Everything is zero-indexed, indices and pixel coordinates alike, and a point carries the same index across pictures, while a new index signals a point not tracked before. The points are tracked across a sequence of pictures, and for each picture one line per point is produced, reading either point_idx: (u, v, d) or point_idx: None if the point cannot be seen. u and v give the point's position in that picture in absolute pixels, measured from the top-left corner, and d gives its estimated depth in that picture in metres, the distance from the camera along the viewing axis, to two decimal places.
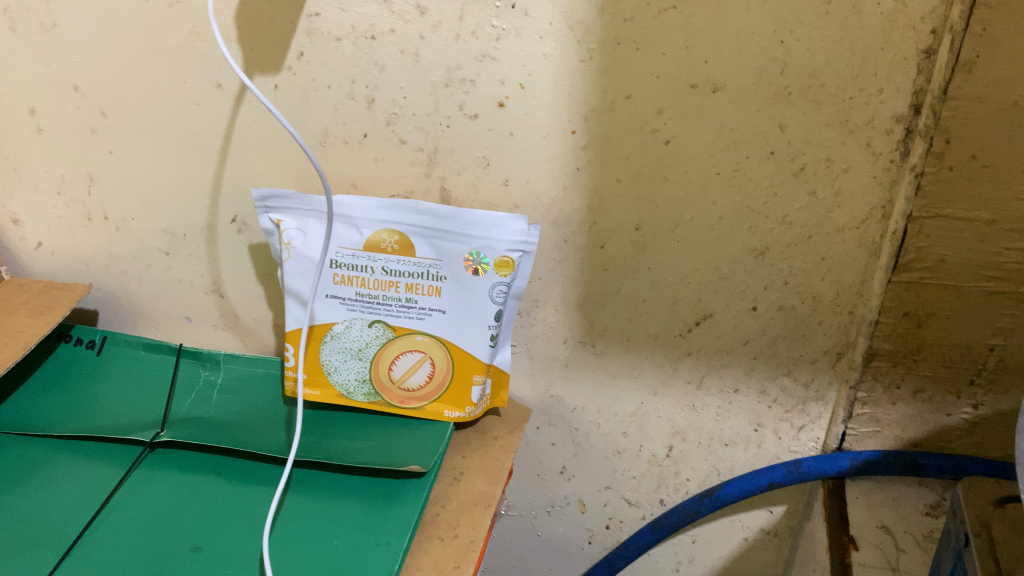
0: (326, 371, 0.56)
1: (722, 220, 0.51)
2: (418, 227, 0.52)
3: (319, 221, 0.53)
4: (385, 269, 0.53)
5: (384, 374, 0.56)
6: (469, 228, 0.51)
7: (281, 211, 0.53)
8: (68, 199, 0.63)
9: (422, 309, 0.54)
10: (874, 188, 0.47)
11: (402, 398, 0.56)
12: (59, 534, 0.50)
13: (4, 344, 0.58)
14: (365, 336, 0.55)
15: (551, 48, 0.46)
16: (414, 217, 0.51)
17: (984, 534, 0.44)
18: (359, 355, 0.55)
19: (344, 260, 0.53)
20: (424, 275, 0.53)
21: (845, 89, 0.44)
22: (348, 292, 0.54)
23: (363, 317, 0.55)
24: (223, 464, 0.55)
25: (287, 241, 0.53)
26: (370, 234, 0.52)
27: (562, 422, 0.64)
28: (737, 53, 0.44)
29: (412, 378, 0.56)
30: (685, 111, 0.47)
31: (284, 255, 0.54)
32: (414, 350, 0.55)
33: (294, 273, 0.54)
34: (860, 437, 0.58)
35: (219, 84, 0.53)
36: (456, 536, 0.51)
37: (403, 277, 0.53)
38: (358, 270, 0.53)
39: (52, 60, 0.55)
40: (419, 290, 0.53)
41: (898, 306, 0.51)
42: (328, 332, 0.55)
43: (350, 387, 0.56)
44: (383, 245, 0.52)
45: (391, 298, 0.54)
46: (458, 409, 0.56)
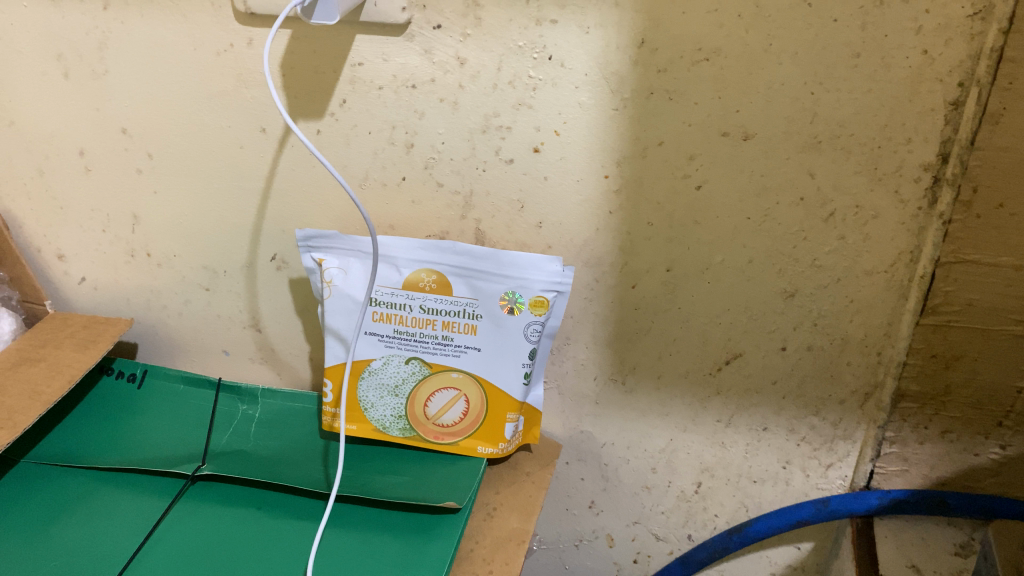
0: (363, 406, 0.58)
1: (753, 262, 0.52)
2: (456, 267, 0.53)
3: (361, 260, 0.54)
4: (423, 307, 0.55)
5: (419, 411, 0.57)
6: (505, 269, 0.52)
7: (323, 250, 0.55)
8: (112, 236, 0.65)
9: (458, 347, 0.55)
10: (902, 233, 0.48)
11: (437, 434, 0.57)
12: (105, 565, 0.51)
13: (50, 380, 0.60)
14: (402, 373, 0.57)
15: (586, 97, 0.48)
16: (453, 257, 0.53)
17: None
18: (395, 391, 0.57)
19: (383, 298, 0.55)
20: (460, 314, 0.54)
21: (873, 139, 0.45)
22: (386, 329, 0.56)
23: (400, 354, 0.56)
24: (263, 497, 0.57)
25: (329, 280, 0.55)
26: (410, 273, 0.54)
27: (592, 457, 0.65)
28: (768, 104, 0.46)
29: (447, 414, 0.57)
30: (717, 158, 0.48)
31: (325, 293, 0.55)
32: (449, 387, 0.56)
33: (334, 311, 0.56)
34: (887, 475, 0.59)
35: (263, 129, 0.55)
36: (491, 572, 0.52)
37: (440, 315, 0.55)
38: (396, 308, 0.55)
39: (102, 104, 0.57)
40: (455, 328, 0.55)
41: (926, 347, 0.52)
42: (366, 368, 0.57)
43: (385, 423, 0.58)
44: (421, 284, 0.54)
45: (428, 335, 0.55)
46: (492, 445, 0.57)
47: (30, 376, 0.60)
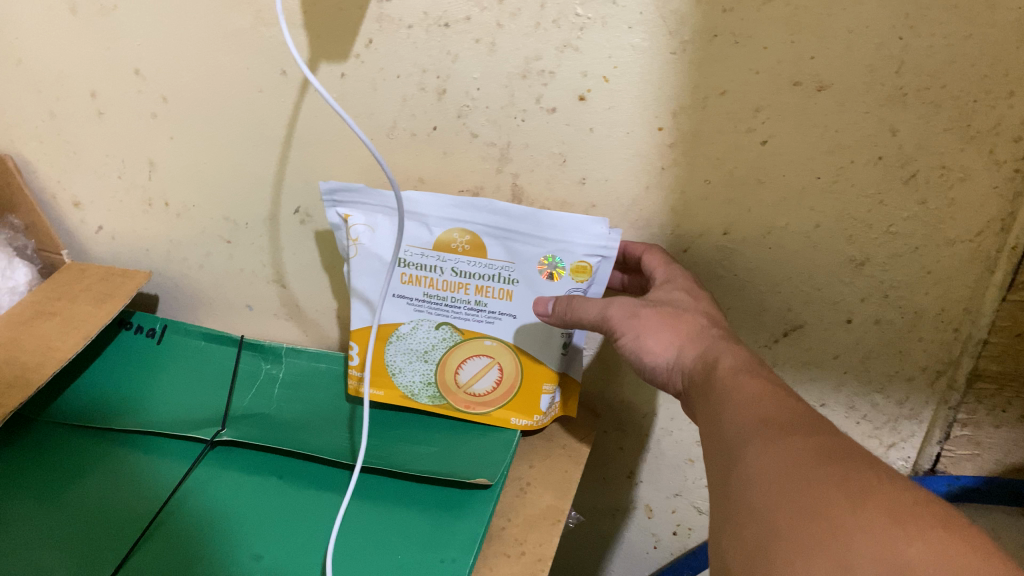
0: (390, 372, 0.55)
1: (820, 227, 0.47)
2: (491, 227, 0.48)
3: (389, 218, 0.50)
4: (454, 270, 0.50)
5: (450, 379, 0.54)
6: (543, 231, 0.48)
7: (349, 206, 0.51)
8: (129, 184, 0.61)
9: (492, 313, 0.51)
10: (993, 199, 0.43)
11: (469, 403, 0.54)
12: (120, 534, 0.49)
13: (66, 336, 0.57)
14: (432, 338, 0.53)
15: (640, 39, 0.42)
16: (486, 218, 0.48)
17: None
18: (425, 357, 0.54)
19: (413, 259, 0.51)
20: (495, 278, 0.50)
21: (968, 91, 0.40)
22: (416, 292, 0.52)
23: (430, 319, 0.53)
24: (286, 464, 0.54)
25: (355, 238, 0.51)
26: (440, 233, 0.49)
27: (633, 428, 0.61)
28: (848, 50, 0.40)
29: (479, 383, 0.54)
30: (786, 111, 0.43)
31: (351, 252, 0.52)
32: (482, 355, 0.53)
33: (360, 272, 0.52)
34: (956, 460, 0.54)
35: (283, 72, 0.50)
36: (524, 553, 0.49)
37: (473, 278, 0.51)
38: (426, 270, 0.51)
39: (112, 42, 0.53)
40: (489, 293, 0.51)
41: (1011, 325, 0.46)
42: (394, 332, 0.54)
43: (414, 389, 0.55)
44: (453, 245, 0.49)
45: (460, 299, 0.51)
46: (527, 417, 0.54)
47: (45, 331, 0.57)
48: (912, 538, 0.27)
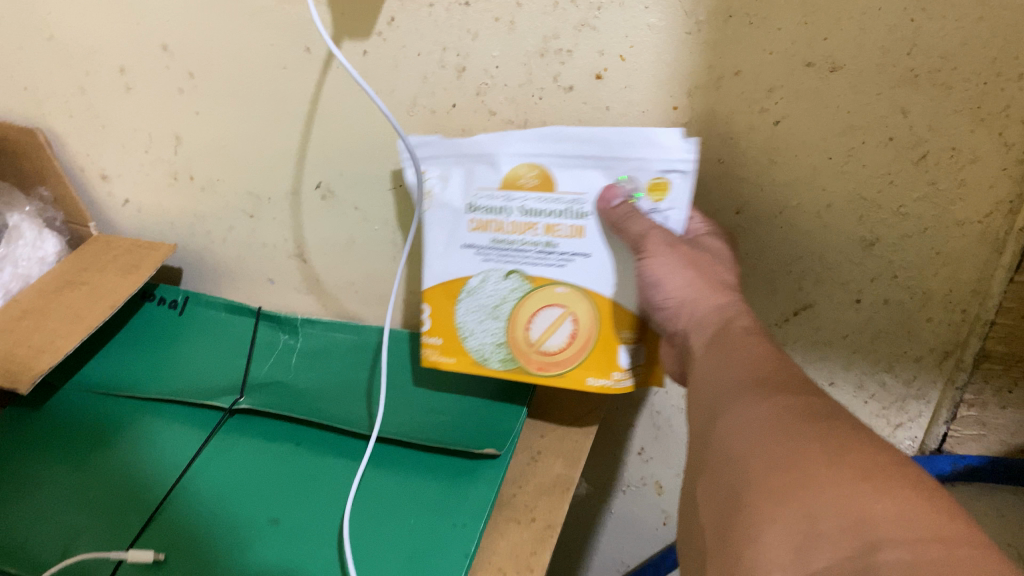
0: (461, 334, 0.54)
1: (832, 207, 0.48)
2: (558, 156, 0.47)
3: (456, 164, 0.50)
4: (522, 209, 0.49)
5: (520, 337, 0.52)
6: (610, 152, 0.45)
7: (424, 160, 0.51)
8: (155, 158, 0.63)
9: (563, 256, 0.49)
10: (1003, 180, 0.43)
11: (542, 363, 0.52)
12: (143, 500, 0.51)
13: (93, 305, 0.59)
14: (501, 290, 0.52)
15: (656, 19, 0.43)
16: (548, 147, 0.47)
17: None
18: (494, 313, 0.52)
19: (481, 203, 0.50)
20: (565, 214, 0.48)
21: (979, 74, 0.40)
22: (484, 239, 0.51)
23: (499, 269, 0.51)
24: (300, 433, 0.55)
25: (429, 189, 0.52)
26: (507, 170, 0.48)
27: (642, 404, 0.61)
28: (861, 31, 0.41)
29: (550, 340, 0.51)
30: (800, 91, 0.44)
31: (426, 205, 0.52)
32: (554, 307, 0.51)
33: (433, 227, 0.53)
34: (961, 440, 0.54)
35: (308, 49, 0.51)
36: (534, 520, 0.50)
37: (542, 217, 0.49)
38: (494, 213, 0.50)
39: (141, 19, 0.54)
40: (559, 232, 0.49)
41: (1018, 306, 0.47)
42: (465, 287, 0.53)
43: (484, 353, 0.53)
44: (521, 181, 0.48)
45: (529, 243, 0.50)
46: (610, 377, 0.51)
47: (72, 300, 0.59)
48: (881, 494, 0.26)
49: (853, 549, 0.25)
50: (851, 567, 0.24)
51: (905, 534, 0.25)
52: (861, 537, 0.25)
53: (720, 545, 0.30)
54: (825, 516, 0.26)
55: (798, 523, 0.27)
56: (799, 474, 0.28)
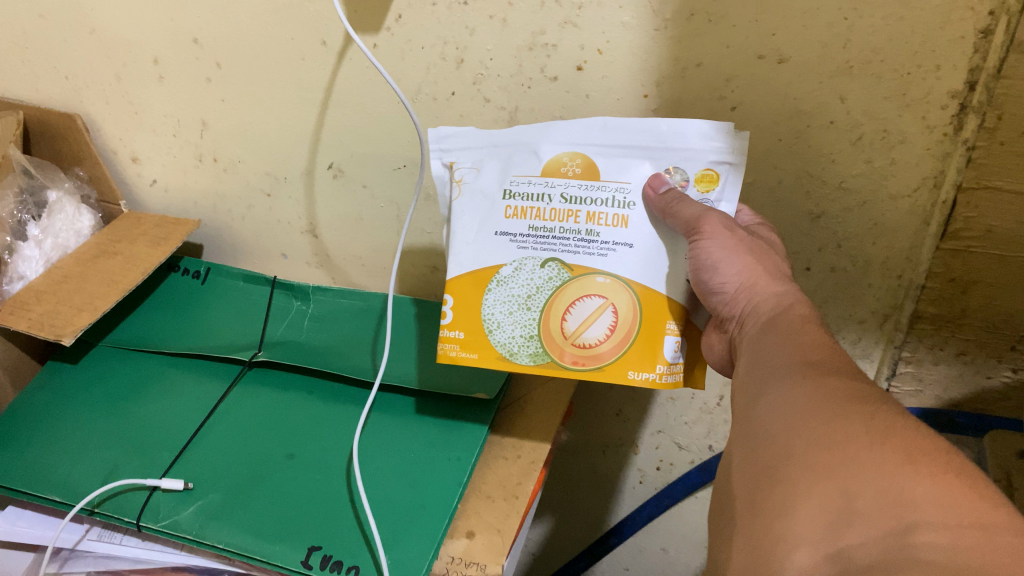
0: (486, 328, 0.51)
1: (782, 183, 0.54)
2: (606, 144, 0.48)
3: (491, 155, 0.50)
4: (564, 196, 0.49)
5: (556, 329, 0.50)
6: (663, 141, 0.47)
7: (455, 153, 0.52)
8: (182, 141, 0.69)
9: (605, 245, 0.49)
10: (927, 159, 0.50)
11: (577, 356, 0.50)
12: (174, 437, 0.58)
13: (127, 270, 0.65)
14: (537, 279, 0.50)
15: (629, 17, 0.50)
16: (597, 135, 0.48)
17: None
18: (528, 304, 0.50)
19: (519, 190, 0.49)
20: (609, 203, 0.48)
21: (903, 65, 0.47)
22: (520, 227, 0.50)
23: (535, 257, 0.50)
24: (313, 383, 0.63)
25: (461, 176, 0.51)
26: (550, 157, 0.49)
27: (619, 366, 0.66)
28: (804, 28, 0.47)
29: (589, 331, 0.50)
30: (753, 80, 0.51)
31: (453, 195, 0.51)
32: (595, 295, 0.49)
33: (458, 214, 0.51)
34: (902, 395, 0.62)
35: (324, 42, 0.58)
36: (519, 457, 0.57)
37: (584, 204, 0.49)
38: (533, 200, 0.49)
39: (176, 15, 0.61)
40: (601, 221, 0.49)
41: (945, 272, 0.54)
42: (494, 276, 0.51)
43: (513, 347, 0.51)
44: (565, 168, 0.48)
45: (569, 231, 0.49)
46: (649, 369, 0.50)
47: (109, 267, 0.66)
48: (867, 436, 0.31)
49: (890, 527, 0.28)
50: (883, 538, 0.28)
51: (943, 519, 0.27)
52: (899, 517, 0.28)
53: (755, 510, 0.34)
54: (862, 496, 0.30)
55: (835, 500, 0.30)
56: (839, 454, 0.32)
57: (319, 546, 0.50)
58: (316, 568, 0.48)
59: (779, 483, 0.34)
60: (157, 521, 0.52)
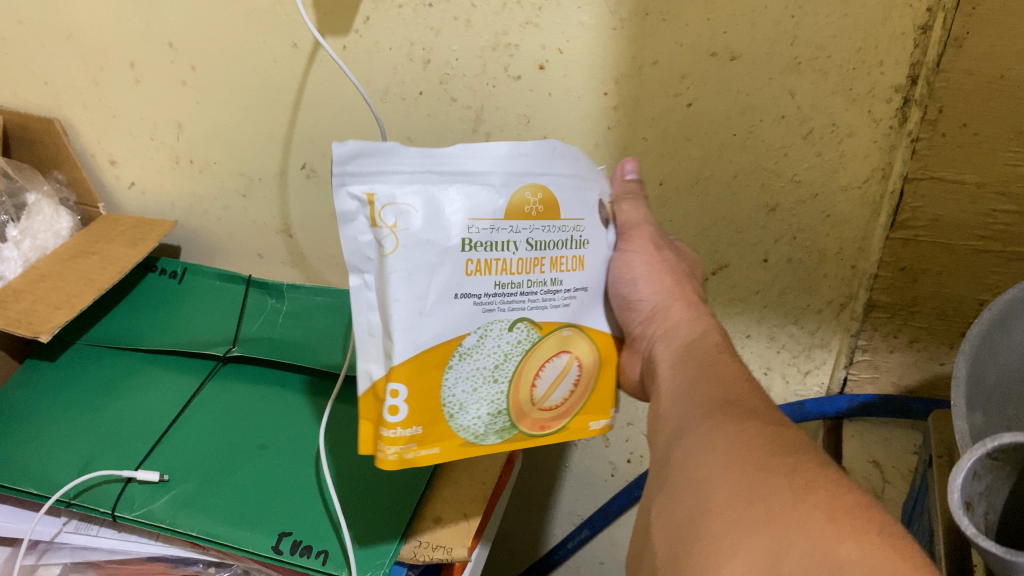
0: (448, 414, 0.42)
1: (738, 177, 0.56)
2: (560, 178, 0.43)
3: (434, 190, 0.40)
4: (529, 243, 0.42)
5: (523, 398, 0.44)
6: (593, 174, 0.46)
7: (368, 180, 0.39)
8: (159, 144, 0.71)
9: (568, 292, 0.45)
10: (875, 151, 0.52)
11: (542, 422, 0.45)
12: (147, 431, 0.59)
13: (103, 270, 0.66)
14: (504, 346, 0.43)
15: (587, 17, 0.52)
16: (550, 165, 0.43)
17: (945, 457, 0.52)
18: (495, 376, 0.43)
19: (479, 238, 0.40)
20: (567, 243, 0.44)
21: (849, 61, 0.48)
22: (484, 285, 0.41)
23: (503, 320, 0.42)
24: (286, 377, 0.64)
25: (397, 221, 0.38)
26: (514, 195, 0.41)
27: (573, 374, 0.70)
28: (753, 26, 0.49)
29: (555, 392, 0.45)
30: (706, 77, 0.52)
31: (388, 248, 0.38)
32: (562, 353, 0.45)
33: (401, 275, 0.39)
34: (860, 382, 0.65)
35: (295, 45, 0.59)
36: None
37: (549, 250, 0.43)
38: (496, 250, 0.41)
39: (151, 19, 0.62)
40: (564, 266, 0.44)
41: (895, 261, 0.56)
42: (456, 350, 0.41)
43: (479, 429, 0.43)
44: (528, 207, 0.42)
45: (536, 283, 0.43)
46: (604, 415, 0.49)
47: (86, 267, 0.67)
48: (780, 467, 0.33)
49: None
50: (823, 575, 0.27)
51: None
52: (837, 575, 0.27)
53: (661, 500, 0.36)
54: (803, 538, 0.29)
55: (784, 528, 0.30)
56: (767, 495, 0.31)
57: (289, 532, 0.51)
58: (287, 553, 0.50)
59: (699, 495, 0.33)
60: (132, 510, 0.53)
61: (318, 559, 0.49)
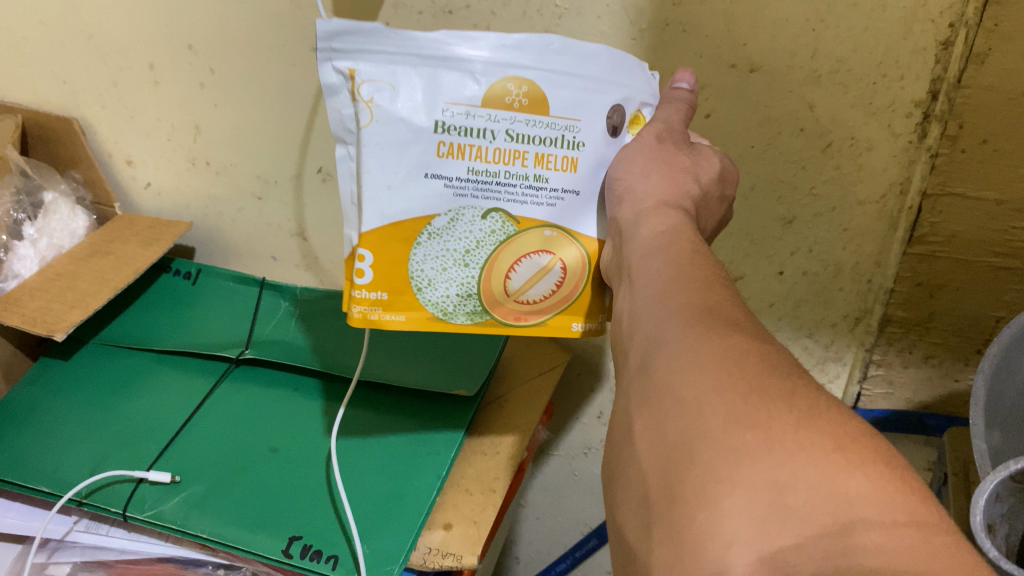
0: (415, 286, 0.42)
1: (755, 189, 0.56)
2: (547, 70, 0.39)
3: (404, 64, 0.38)
4: (508, 133, 0.40)
5: (498, 287, 0.43)
6: (623, 77, 0.41)
7: (354, 56, 0.38)
8: (176, 145, 0.71)
9: (553, 192, 0.41)
10: (893, 165, 0.51)
11: (517, 313, 0.44)
12: (159, 432, 0.59)
13: (119, 270, 0.67)
14: (476, 233, 0.42)
15: (607, 27, 0.51)
16: (541, 58, 0.39)
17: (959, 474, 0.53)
18: (466, 259, 0.42)
19: (453, 122, 0.39)
20: (557, 142, 0.40)
21: (869, 75, 0.48)
22: (458, 169, 0.40)
23: (475, 206, 0.41)
24: (298, 380, 0.64)
25: (372, 98, 0.38)
26: (491, 85, 0.39)
27: (576, 388, 0.74)
28: (773, 38, 0.48)
29: (535, 288, 0.44)
30: (724, 89, 0.52)
31: (364, 122, 0.39)
32: (541, 253, 0.43)
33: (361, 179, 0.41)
34: (873, 398, 0.64)
35: (314, 49, 0.59)
36: (498, 452, 0.59)
37: (532, 144, 0.40)
38: (470, 136, 0.39)
39: (170, 21, 0.62)
40: (550, 163, 0.41)
41: (912, 276, 0.56)
42: (426, 228, 0.41)
43: (447, 306, 0.43)
44: (508, 99, 0.39)
45: (515, 176, 0.40)
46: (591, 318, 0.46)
47: (101, 266, 0.67)
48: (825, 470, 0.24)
49: (829, 528, 0.23)
50: (828, 552, 0.23)
51: (881, 516, 0.23)
52: (836, 515, 0.23)
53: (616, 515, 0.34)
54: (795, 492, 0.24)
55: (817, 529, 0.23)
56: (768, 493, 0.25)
57: (301, 536, 0.51)
58: (298, 557, 0.50)
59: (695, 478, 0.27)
60: (143, 511, 0.53)
61: (328, 565, 0.49)
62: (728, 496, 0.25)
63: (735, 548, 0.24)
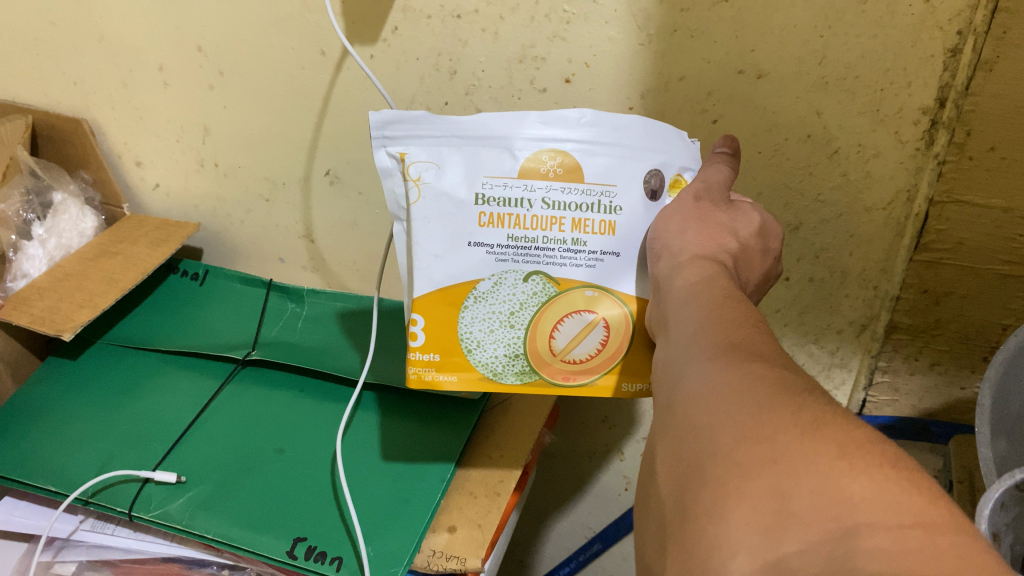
0: (464, 348, 0.45)
1: (762, 195, 0.56)
2: (585, 141, 0.42)
3: (451, 147, 0.42)
4: (545, 201, 0.42)
5: (543, 347, 0.45)
6: (660, 142, 0.43)
7: (405, 141, 0.43)
8: (185, 146, 0.72)
9: (592, 254, 0.43)
10: (901, 173, 0.51)
11: (566, 373, 0.45)
12: (166, 432, 0.60)
13: (127, 270, 0.67)
14: (520, 295, 0.44)
15: (615, 32, 0.52)
16: (577, 131, 0.42)
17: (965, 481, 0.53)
18: (510, 321, 0.44)
19: (493, 194, 0.42)
20: (594, 207, 0.43)
21: (877, 82, 0.48)
22: (499, 236, 0.43)
23: (517, 270, 0.44)
24: (305, 382, 0.64)
25: (419, 176, 0.42)
26: (527, 158, 0.42)
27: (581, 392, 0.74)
28: (782, 44, 0.48)
29: (578, 347, 0.45)
30: (732, 94, 0.52)
31: (412, 197, 0.43)
32: (584, 312, 0.44)
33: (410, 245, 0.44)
34: (879, 404, 0.64)
35: (323, 52, 0.60)
36: (503, 456, 0.59)
37: (567, 210, 0.43)
38: (510, 206, 0.43)
39: (181, 24, 0.63)
40: (587, 228, 0.43)
41: (918, 283, 0.56)
42: (471, 292, 0.44)
43: (497, 368, 0.45)
44: (543, 169, 0.42)
45: (553, 240, 0.43)
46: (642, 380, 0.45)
47: (109, 266, 0.68)
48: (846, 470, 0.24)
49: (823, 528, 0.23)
50: (825, 553, 0.22)
51: (882, 517, 0.22)
52: (837, 518, 0.23)
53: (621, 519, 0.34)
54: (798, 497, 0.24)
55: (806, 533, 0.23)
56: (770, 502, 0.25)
57: (305, 537, 0.51)
58: (302, 558, 0.50)
59: (704, 485, 0.27)
60: (149, 511, 0.53)
61: (331, 566, 0.49)
62: (726, 508, 0.25)
63: (740, 555, 0.24)
